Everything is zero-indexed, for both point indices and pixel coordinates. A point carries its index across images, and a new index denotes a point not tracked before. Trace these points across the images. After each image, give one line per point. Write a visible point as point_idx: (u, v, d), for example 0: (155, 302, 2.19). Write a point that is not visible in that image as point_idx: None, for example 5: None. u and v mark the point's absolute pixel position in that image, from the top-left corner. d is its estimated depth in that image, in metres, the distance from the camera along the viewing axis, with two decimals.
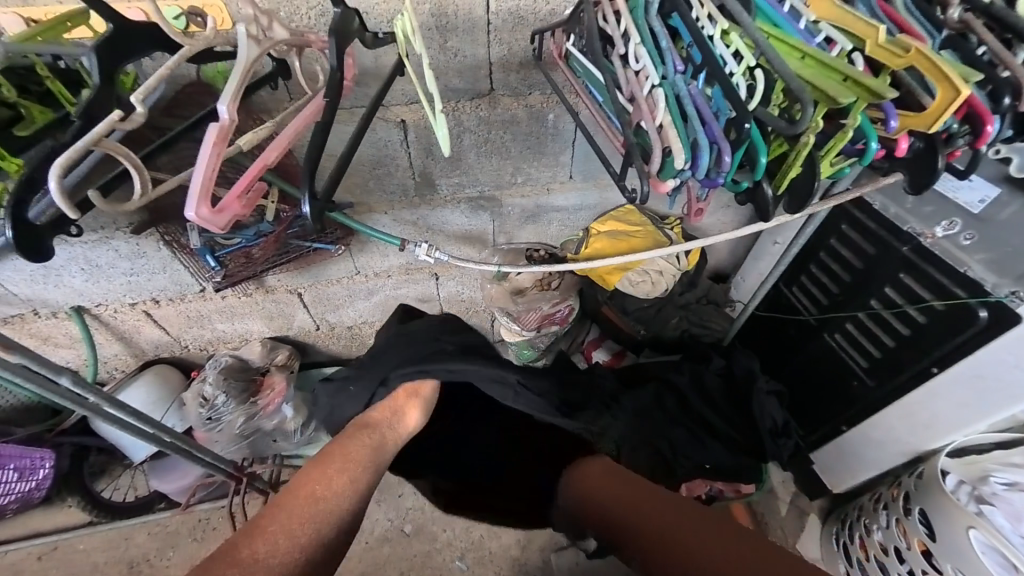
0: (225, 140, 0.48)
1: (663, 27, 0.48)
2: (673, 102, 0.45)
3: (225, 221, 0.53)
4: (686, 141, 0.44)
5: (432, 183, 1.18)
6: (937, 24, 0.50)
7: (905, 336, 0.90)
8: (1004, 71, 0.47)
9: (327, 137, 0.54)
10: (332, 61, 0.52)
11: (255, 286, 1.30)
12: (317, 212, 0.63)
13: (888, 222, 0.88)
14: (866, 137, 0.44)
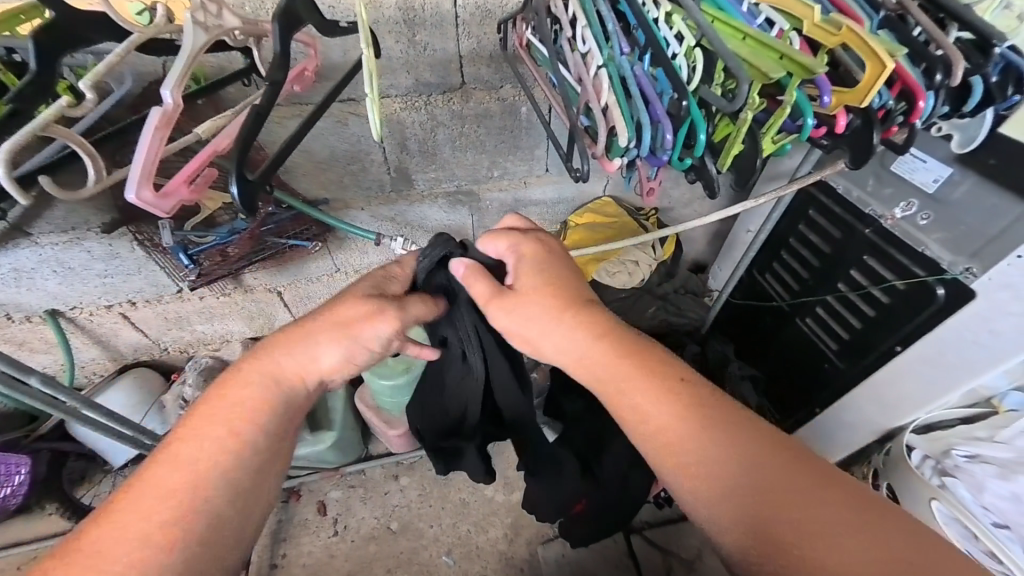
0: (170, 125, 0.49)
1: (610, 10, 0.49)
2: (617, 82, 0.46)
3: (170, 206, 0.53)
4: (629, 119, 0.45)
5: (408, 178, 1.18)
6: (875, 7, 0.52)
7: (871, 316, 0.92)
8: (937, 49, 0.49)
9: (263, 124, 0.52)
10: (278, 47, 0.50)
11: (233, 285, 1.30)
12: (253, 196, 0.55)
13: (851, 206, 0.91)
14: (803, 114, 0.45)
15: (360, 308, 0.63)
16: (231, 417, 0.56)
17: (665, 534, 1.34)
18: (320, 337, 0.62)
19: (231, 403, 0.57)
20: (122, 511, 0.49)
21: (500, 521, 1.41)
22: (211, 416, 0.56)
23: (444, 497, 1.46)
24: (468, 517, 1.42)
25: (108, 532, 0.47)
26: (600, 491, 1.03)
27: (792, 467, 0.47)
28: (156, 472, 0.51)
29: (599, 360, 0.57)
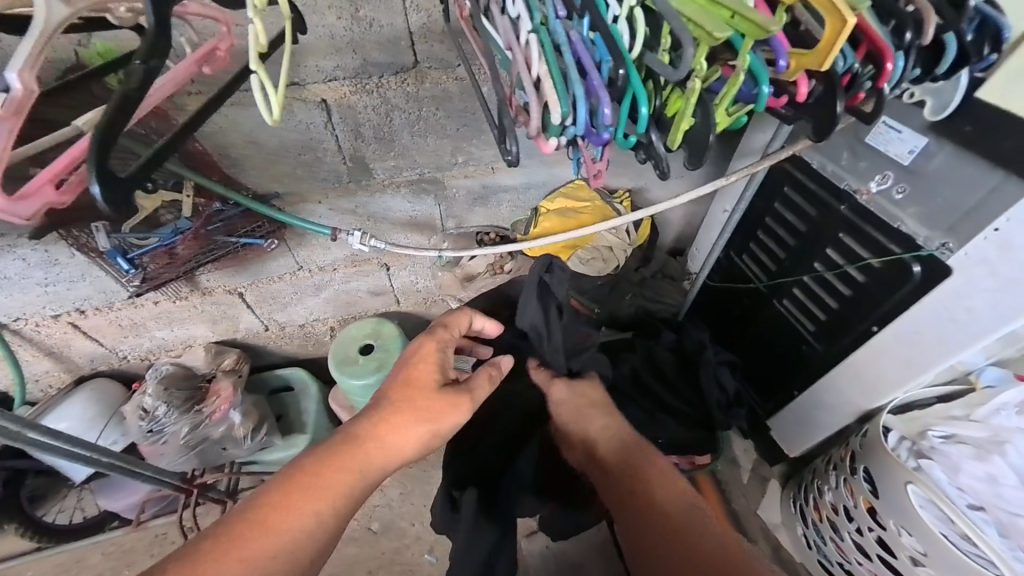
0: (21, 115, 0.43)
1: None
2: (550, 50, 0.40)
3: (29, 210, 0.48)
4: (563, 92, 0.40)
5: (367, 168, 1.11)
6: None
7: (847, 297, 0.89)
8: (907, 5, 0.45)
9: (132, 111, 0.45)
10: (152, 21, 0.44)
11: (189, 288, 1.23)
12: (127, 193, 0.47)
13: (826, 181, 0.86)
14: (758, 81, 0.41)
15: (443, 400, 0.74)
16: (341, 483, 0.65)
17: None
18: (412, 422, 0.72)
19: (339, 477, 0.65)
20: (246, 549, 0.57)
21: None
22: (321, 482, 0.64)
23: (426, 495, 1.43)
24: None
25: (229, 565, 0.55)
26: None
27: (698, 537, 0.75)
28: (277, 517, 0.60)
29: (623, 435, 0.90)
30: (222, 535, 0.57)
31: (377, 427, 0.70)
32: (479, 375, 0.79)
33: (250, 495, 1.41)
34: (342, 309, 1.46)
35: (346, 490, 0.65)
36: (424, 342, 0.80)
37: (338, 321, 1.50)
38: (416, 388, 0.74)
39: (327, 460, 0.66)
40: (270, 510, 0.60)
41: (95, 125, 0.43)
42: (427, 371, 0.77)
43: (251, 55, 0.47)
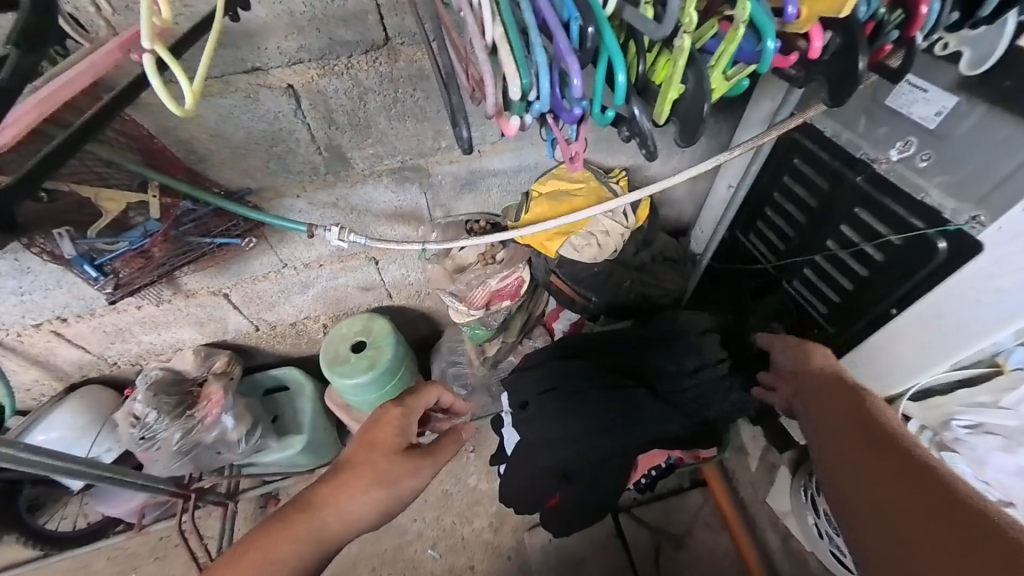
0: None
1: None
2: (505, 5, 0.33)
3: None
4: (524, 60, 0.33)
5: (344, 158, 1.04)
6: None
7: (864, 277, 0.82)
8: None
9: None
10: None
11: (171, 292, 1.19)
12: None
13: (840, 150, 0.78)
14: (761, 36, 0.34)
15: (402, 464, 0.77)
16: (291, 547, 0.69)
17: (654, 512, 1.30)
18: (368, 486, 0.75)
19: (294, 540, 0.69)
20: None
21: (486, 510, 1.37)
22: (274, 544, 0.68)
23: (427, 490, 1.41)
24: (452, 508, 1.38)
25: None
26: (571, 482, 0.96)
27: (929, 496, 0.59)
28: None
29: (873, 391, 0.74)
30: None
31: (334, 492, 0.74)
32: (441, 441, 0.82)
33: (250, 496, 1.40)
34: (331, 306, 1.42)
35: (300, 551, 0.69)
36: (388, 407, 0.82)
37: (329, 318, 1.45)
38: (375, 452, 0.77)
39: (280, 526, 0.70)
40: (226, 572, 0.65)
41: None
42: (388, 434, 0.79)
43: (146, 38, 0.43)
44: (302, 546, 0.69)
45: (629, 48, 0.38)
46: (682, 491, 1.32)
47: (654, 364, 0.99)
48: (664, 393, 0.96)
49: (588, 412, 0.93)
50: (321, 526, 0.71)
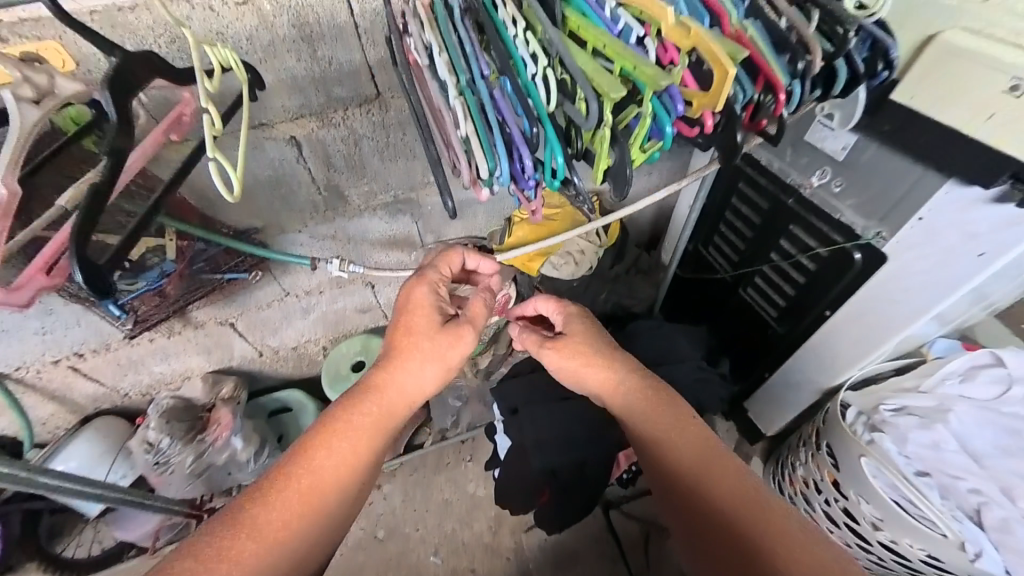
0: (10, 216, 0.44)
1: (469, 35, 0.50)
2: (476, 110, 0.46)
3: (26, 297, 0.51)
4: (489, 150, 0.46)
5: (341, 195, 1.15)
6: None
7: (802, 283, 0.94)
8: (796, 37, 0.49)
9: (106, 200, 0.48)
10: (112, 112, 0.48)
11: (182, 323, 1.28)
12: (110, 276, 0.50)
13: (773, 177, 0.91)
14: (662, 123, 0.46)
15: (442, 337, 0.75)
16: (358, 429, 0.70)
17: (641, 506, 1.40)
18: (417, 367, 0.74)
19: (355, 428, 0.69)
20: (286, 497, 0.64)
21: (485, 514, 1.45)
22: (334, 436, 0.68)
23: (429, 499, 1.49)
24: (453, 514, 1.46)
25: (276, 518, 0.62)
26: (557, 478, 1.06)
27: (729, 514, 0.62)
28: (304, 471, 0.65)
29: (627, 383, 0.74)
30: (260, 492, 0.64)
31: (385, 372, 0.73)
32: (475, 301, 0.78)
33: None
34: (331, 328, 1.51)
35: (363, 435, 0.70)
36: (412, 282, 0.79)
37: (329, 340, 1.54)
38: (414, 330, 0.75)
39: (341, 410, 0.70)
40: (294, 468, 0.66)
41: (75, 215, 0.46)
42: (421, 313, 0.76)
43: (207, 137, 0.48)
44: (363, 432, 0.70)
45: (570, 131, 0.50)
46: None
47: None
48: None
49: (578, 418, 1.02)
50: (379, 409, 0.71)
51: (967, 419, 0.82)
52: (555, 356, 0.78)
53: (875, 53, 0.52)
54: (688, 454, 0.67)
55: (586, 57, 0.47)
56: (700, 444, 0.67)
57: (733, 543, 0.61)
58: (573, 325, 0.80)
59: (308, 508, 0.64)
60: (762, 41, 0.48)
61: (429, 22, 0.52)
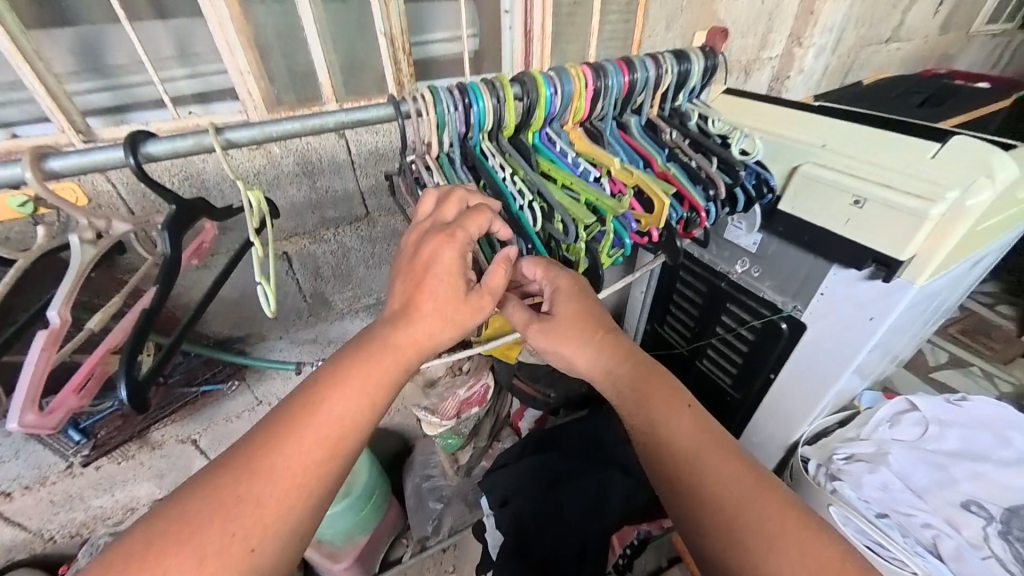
0: (56, 343, 0.54)
1: (468, 177, 0.63)
2: None
3: (56, 421, 0.57)
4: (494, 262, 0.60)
5: (326, 301, 1.21)
6: (661, 144, 0.71)
7: (746, 351, 1.10)
8: (705, 173, 0.68)
9: (152, 324, 0.55)
10: (167, 250, 0.55)
11: (138, 446, 1.18)
12: (144, 391, 0.55)
13: (706, 266, 1.11)
14: (622, 237, 0.62)
15: (464, 301, 0.55)
16: (369, 381, 0.51)
17: None
18: (433, 327, 0.54)
19: (341, 402, 0.49)
20: (276, 457, 0.46)
21: None
22: (310, 415, 0.48)
23: None
24: None
25: (269, 484, 0.45)
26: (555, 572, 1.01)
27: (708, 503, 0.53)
28: (302, 423, 0.47)
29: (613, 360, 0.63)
30: (243, 451, 0.46)
31: (397, 328, 0.53)
32: (495, 266, 0.56)
33: None
34: None
35: (356, 409, 0.49)
36: (433, 237, 0.55)
37: None
38: (422, 297, 0.54)
39: (351, 358, 0.51)
40: (257, 451, 0.46)
41: (128, 338, 0.52)
42: (435, 269, 0.54)
43: (256, 265, 0.58)
44: (350, 406, 0.49)
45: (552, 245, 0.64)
46: (662, 570, 1.38)
47: (611, 444, 1.13)
48: (625, 462, 1.09)
49: (568, 501, 1.03)
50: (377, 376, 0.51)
51: (904, 459, 0.94)
52: (542, 337, 0.64)
53: (761, 184, 0.73)
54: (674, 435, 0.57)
55: (559, 196, 0.63)
56: (696, 427, 0.57)
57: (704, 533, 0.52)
58: (562, 301, 0.62)
59: (312, 466, 0.46)
60: (684, 178, 0.66)
61: (434, 165, 0.62)
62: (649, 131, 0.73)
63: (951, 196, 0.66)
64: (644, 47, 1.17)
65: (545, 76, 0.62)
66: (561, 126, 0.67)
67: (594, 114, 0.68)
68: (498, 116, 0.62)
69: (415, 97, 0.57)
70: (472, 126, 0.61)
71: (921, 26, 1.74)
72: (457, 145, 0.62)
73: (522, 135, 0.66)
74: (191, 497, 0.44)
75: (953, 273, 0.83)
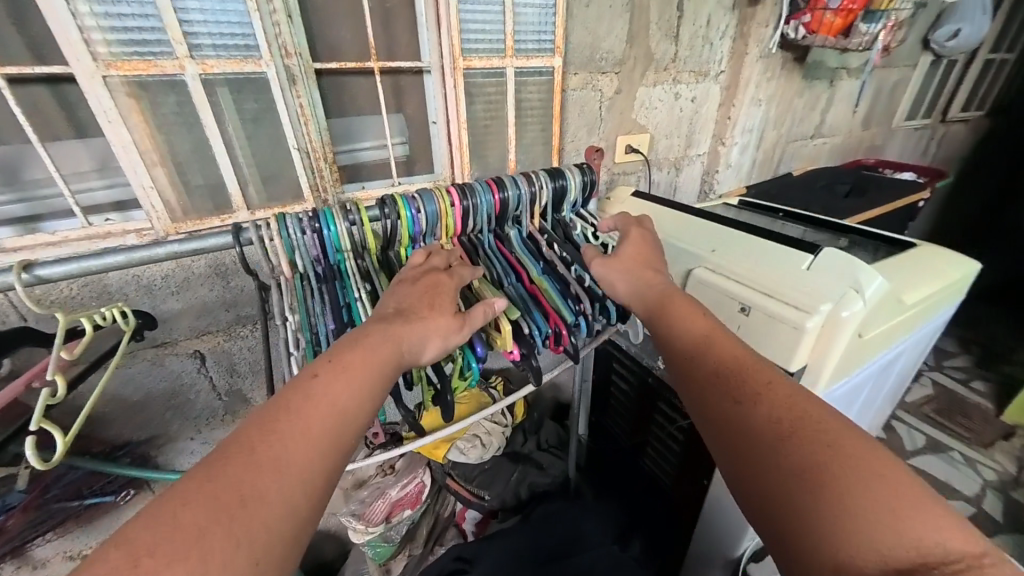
0: None
1: (318, 300, 0.59)
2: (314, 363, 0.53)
3: None
4: None
5: (244, 397, 1.16)
6: (540, 257, 0.71)
7: (678, 451, 1.04)
8: (575, 288, 0.67)
9: None
10: None
11: (15, 566, 1.05)
12: None
13: (634, 358, 1.08)
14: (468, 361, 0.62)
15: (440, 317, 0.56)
16: (368, 376, 0.49)
17: None
18: (422, 338, 0.54)
19: (338, 389, 0.47)
20: (274, 444, 0.41)
21: None
22: (306, 399, 0.45)
23: None
24: None
25: (282, 483, 0.39)
26: None
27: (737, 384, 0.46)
28: (298, 408, 0.44)
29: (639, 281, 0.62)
30: (238, 446, 0.40)
31: (392, 326, 0.54)
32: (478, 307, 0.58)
33: None
34: None
35: (347, 394, 0.47)
36: (426, 280, 0.60)
37: None
38: (424, 310, 0.56)
39: (348, 350, 0.49)
40: (245, 447, 0.40)
41: None
42: (426, 294, 0.58)
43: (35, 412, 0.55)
44: (342, 393, 0.46)
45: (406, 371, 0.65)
46: None
47: (541, 563, 1.00)
48: None
49: None
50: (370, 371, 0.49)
51: None
52: (604, 264, 0.65)
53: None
54: (693, 330, 0.53)
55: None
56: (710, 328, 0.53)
57: (733, 415, 0.44)
58: (629, 245, 0.66)
59: (313, 454, 0.42)
60: (553, 292, 0.66)
61: (287, 288, 0.60)
62: (530, 245, 0.74)
63: (824, 308, 0.65)
64: (566, 149, 1.25)
65: (407, 199, 0.64)
66: (433, 241, 0.68)
67: (468, 230, 0.70)
68: (357, 237, 0.63)
69: (261, 226, 0.57)
70: (326, 249, 0.60)
71: (842, 124, 1.89)
72: (312, 268, 0.61)
73: (393, 252, 0.66)
74: (177, 505, 0.35)
75: (857, 380, 0.80)
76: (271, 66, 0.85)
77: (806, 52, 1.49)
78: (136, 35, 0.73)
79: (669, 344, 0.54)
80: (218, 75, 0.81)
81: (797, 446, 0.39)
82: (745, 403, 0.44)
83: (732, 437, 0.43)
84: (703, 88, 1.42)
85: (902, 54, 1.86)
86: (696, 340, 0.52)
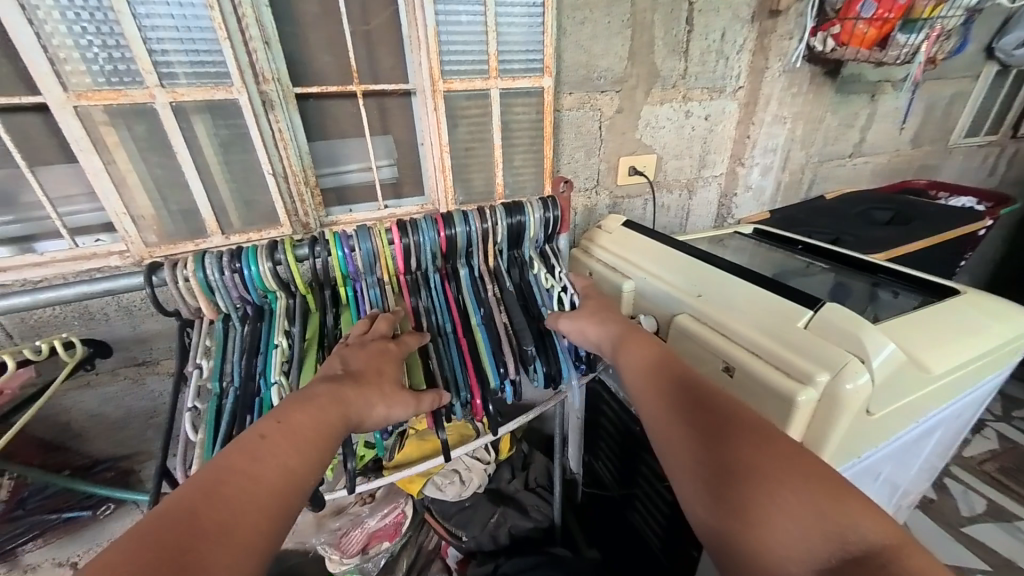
0: None
1: (235, 345, 0.67)
2: (212, 414, 0.61)
3: None
4: (211, 446, 0.58)
5: None
6: (481, 302, 0.74)
7: (667, 512, 0.93)
8: (508, 352, 0.69)
9: None
10: None
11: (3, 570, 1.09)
12: None
13: (621, 403, 0.99)
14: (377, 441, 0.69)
15: (386, 380, 0.57)
16: (321, 437, 0.47)
17: None
18: (376, 396, 0.54)
19: (291, 445, 0.44)
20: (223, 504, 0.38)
21: None
22: (257, 455, 0.42)
23: None
24: None
25: (226, 554, 0.35)
26: None
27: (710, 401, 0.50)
28: (247, 466, 0.41)
29: (598, 319, 0.68)
30: (179, 511, 0.36)
31: (344, 386, 0.52)
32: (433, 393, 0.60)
33: None
34: None
35: (300, 448, 0.45)
36: (373, 350, 0.60)
37: None
38: (373, 376, 0.56)
39: (295, 409, 0.47)
40: (183, 510, 0.36)
41: None
42: (376, 356, 0.59)
43: None
44: (295, 449, 0.44)
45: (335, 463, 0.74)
46: None
47: None
48: None
49: None
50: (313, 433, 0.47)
51: None
52: (571, 321, 0.69)
53: (575, 355, 0.77)
54: (654, 356, 0.58)
55: (310, 362, 0.64)
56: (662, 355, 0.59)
57: (705, 426, 0.48)
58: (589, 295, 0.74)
59: (262, 510, 0.39)
60: (486, 352, 0.69)
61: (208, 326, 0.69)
62: (475, 288, 0.76)
63: (822, 379, 0.54)
64: (560, 172, 1.18)
65: (340, 239, 0.69)
66: (374, 278, 0.73)
67: (412, 268, 0.73)
68: (281, 275, 0.69)
69: (181, 265, 0.65)
70: (246, 287, 0.67)
71: (885, 142, 1.70)
72: (234, 307, 0.69)
73: (329, 289, 0.72)
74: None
75: (870, 458, 0.68)
76: (243, 92, 0.84)
77: (839, 65, 1.35)
78: (109, 67, 0.76)
79: (632, 365, 0.58)
80: (190, 103, 0.82)
81: (764, 459, 0.43)
82: (716, 416, 0.48)
83: (713, 447, 0.46)
84: (718, 105, 1.31)
85: (958, 65, 1.66)
86: (657, 364, 0.57)
